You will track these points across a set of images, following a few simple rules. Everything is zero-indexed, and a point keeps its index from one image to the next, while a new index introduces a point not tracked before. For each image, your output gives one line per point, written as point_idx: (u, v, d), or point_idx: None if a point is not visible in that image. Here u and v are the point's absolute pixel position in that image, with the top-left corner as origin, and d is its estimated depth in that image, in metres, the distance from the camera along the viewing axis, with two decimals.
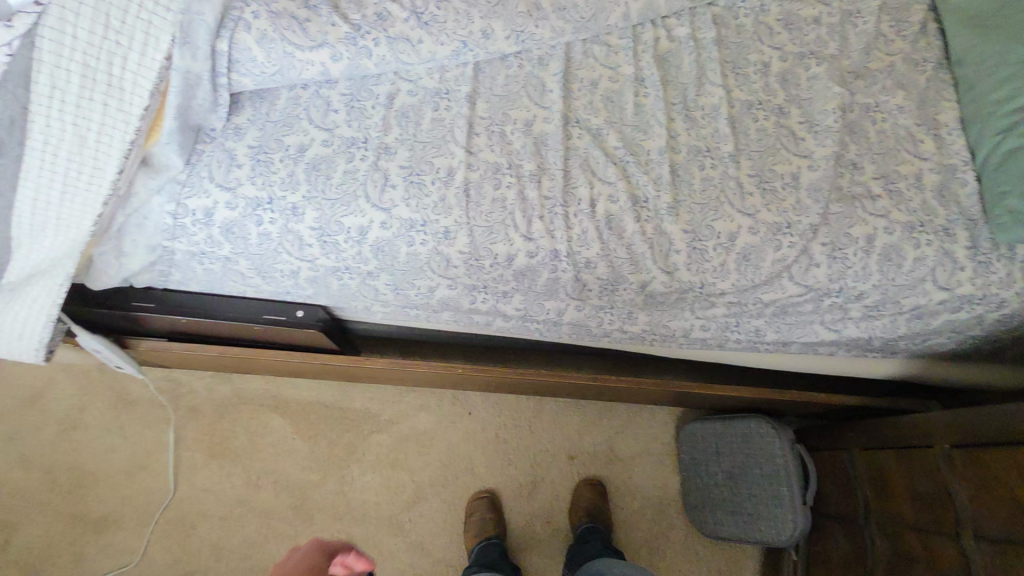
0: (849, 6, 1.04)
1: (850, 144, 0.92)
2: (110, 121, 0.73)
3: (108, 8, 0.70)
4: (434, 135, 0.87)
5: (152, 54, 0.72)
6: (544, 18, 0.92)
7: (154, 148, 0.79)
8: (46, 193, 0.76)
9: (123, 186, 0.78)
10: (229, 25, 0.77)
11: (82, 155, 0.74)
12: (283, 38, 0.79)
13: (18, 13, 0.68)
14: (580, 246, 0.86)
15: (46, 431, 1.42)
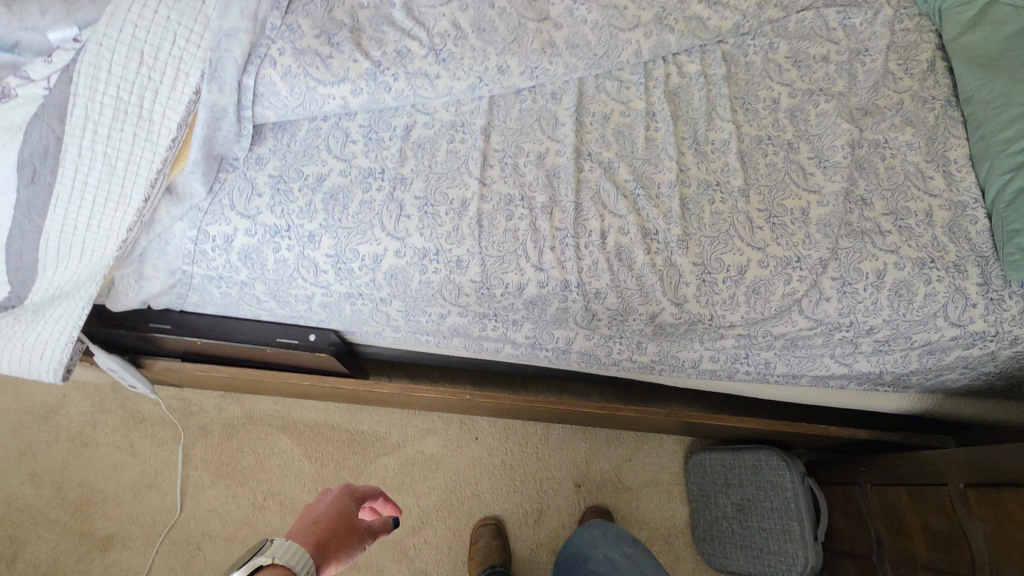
0: (857, 45, 1.07)
1: (859, 180, 0.93)
2: (139, 151, 0.76)
3: (142, 45, 0.73)
4: (448, 167, 0.89)
5: (181, 88, 0.75)
6: (558, 54, 0.94)
7: (179, 176, 0.82)
8: (74, 219, 0.78)
9: (147, 213, 0.81)
10: (254, 61, 0.80)
11: (111, 183, 0.76)
12: (306, 73, 0.82)
13: (58, 50, 0.73)
14: (590, 276, 0.87)
15: (58, 447, 1.44)
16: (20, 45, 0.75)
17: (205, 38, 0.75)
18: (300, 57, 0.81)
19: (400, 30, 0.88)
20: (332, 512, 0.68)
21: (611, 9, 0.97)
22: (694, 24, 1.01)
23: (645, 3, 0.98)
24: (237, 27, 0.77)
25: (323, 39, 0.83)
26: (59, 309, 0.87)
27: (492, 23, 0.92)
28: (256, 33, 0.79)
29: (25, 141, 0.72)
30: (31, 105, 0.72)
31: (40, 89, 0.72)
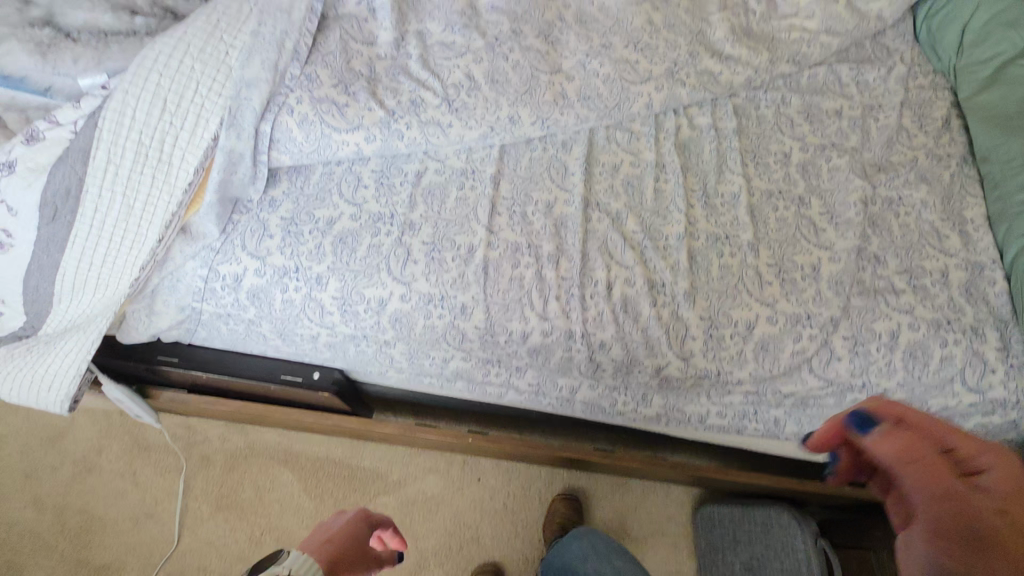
0: (870, 102, 1.07)
1: (873, 237, 0.92)
2: (156, 193, 0.78)
3: (166, 94, 0.76)
4: (457, 214, 0.90)
5: (201, 134, 0.78)
6: (570, 106, 0.96)
7: (194, 218, 0.84)
8: (89, 256, 0.80)
9: (160, 252, 0.82)
10: (272, 109, 0.82)
11: (127, 223, 0.78)
12: (322, 121, 0.84)
13: (87, 95, 0.76)
14: (595, 327, 0.86)
15: (63, 472, 1.44)
16: (53, 89, 0.79)
17: (227, 88, 0.78)
18: (317, 105, 0.83)
19: (415, 80, 0.90)
20: (348, 532, 0.73)
21: (623, 63, 0.99)
22: (706, 78, 1.02)
23: (657, 58, 1.00)
24: (257, 77, 0.80)
25: (340, 88, 0.85)
26: (68, 343, 0.88)
27: (506, 74, 0.94)
28: (275, 82, 0.81)
29: (47, 182, 0.75)
30: (58, 147, 0.75)
31: (67, 132, 0.75)
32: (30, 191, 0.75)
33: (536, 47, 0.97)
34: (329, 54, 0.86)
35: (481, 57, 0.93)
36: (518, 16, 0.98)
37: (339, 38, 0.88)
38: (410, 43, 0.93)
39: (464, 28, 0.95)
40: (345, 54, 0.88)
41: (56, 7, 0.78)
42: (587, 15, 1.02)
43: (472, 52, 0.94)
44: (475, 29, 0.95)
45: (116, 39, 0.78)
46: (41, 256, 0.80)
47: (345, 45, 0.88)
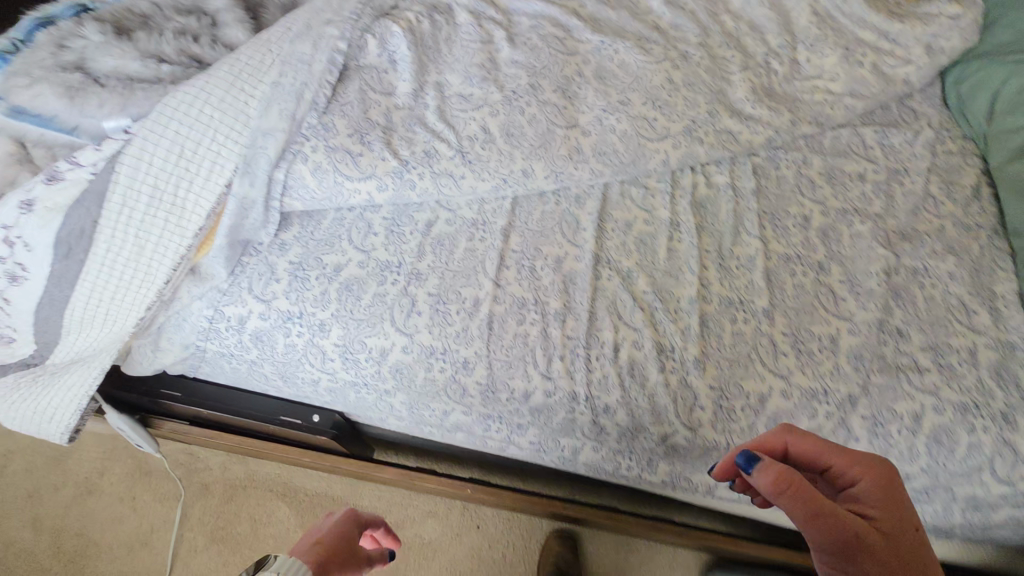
0: (895, 166, 1.04)
1: (896, 309, 0.88)
2: (169, 236, 0.79)
3: (184, 141, 0.77)
4: (465, 265, 0.89)
5: (215, 181, 0.79)
6: (585, 161, 0.95)
7: (203, 259, 0.85)
8: (97, 294, 0.80)
9: (168, 292, 0.83)
10: (287, 157, 0.83)
11: (138, 263, 0.80)
12: (335, 169, 0.84)
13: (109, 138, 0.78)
14: (600, 390, 0.83)
15: (64, 492, 1.44)
16: (79, 128, 0.81)
17: (244, 136, 0.80)
18: (330, 154, 0.84)
19: (431, 131, 0.91)
20: (336, 533, 0.73)
21: (640, 120, 0.98)
22: (725, 137, 1.01)
23: (675, 116, 0.99)
24: (274, 125, 0.81)
25: (355, 138, 0.86)
26: (73, 377, 0.89)
27: (522, 128, 0.94)
28: (292, 131, 0.83)
29: (65, 222, 0.76)
30: (78, 188, 0.76)
31: (88, 173, 0.77)
32: (47, 230, 0.76)
33: (553, 101, 0.97)
34: (347, 104, 0.88)
35: (498, 110, 0.94)
36: (537, 70, 0.99)
37: (358, 88, 0.90)
38: (428, 95, 0.94)
39: (483, 80, 0.96)
40: (363, 104, 0.89)
41: (88, 53, 0.81)
42: (606, 71, 1.02)
43: (489, 104, 0.94)
44: (492, 82, 0.96)
45: (141, 85, 0.80)
46: (53, 293, 0.80)
47: (363, 95, 0.89)
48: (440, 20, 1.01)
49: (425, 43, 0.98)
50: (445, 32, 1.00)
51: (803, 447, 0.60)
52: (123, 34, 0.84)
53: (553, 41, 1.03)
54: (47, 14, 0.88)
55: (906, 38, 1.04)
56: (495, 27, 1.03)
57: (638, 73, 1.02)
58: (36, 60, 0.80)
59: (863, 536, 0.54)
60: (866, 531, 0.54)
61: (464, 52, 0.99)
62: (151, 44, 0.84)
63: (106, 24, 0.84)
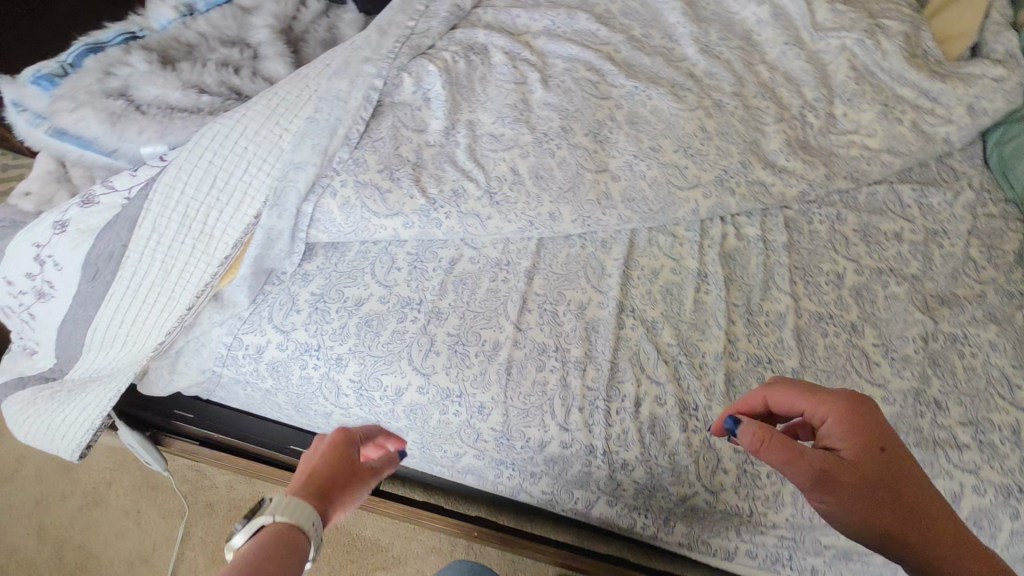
0: (933, 226, 1.01)
1: (933, 378, 0.84)
2: (194, 263, 0.79)
3: (217, 171, 0.78)
4: (486, 306, 0.88)
5: (244, 212, 0.80)
6: (613, 206, 0.94)
7: (227, 286, 0.84)
8: (120, 316, 0.81)
9: (189, 317, 0.83)
10: (317, 190, 0.83)
11: (162, 288, 0.80)
12: (363, 204, 0.84)
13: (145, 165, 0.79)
14: (619, 446, 0.80)
15: (71, 502, 1.44)
16: (118, 152, 0.83)
17: (276, 169, 0.80)
18: (361, 190, 0.84)
19: (460, 171, 0.91)
20: (332, 458, 0.61)
21: (671, 168, 0.97)
22: (757, 189, 0.99)
23: (707, 165, 0.98)
24: (307, 158, 0.82)
25: (384, 174, 0.86)
26: (88, 396, 0.88)
27: (551, 171, 0.93)
28: (324, 165, 0.83)
29: (94, 244, 0.77)
30: (111, 212, 0.77)
31: (121, 198, 0.78)
32: (77, 251, 0.77)
33: (584, 145, 0.96)
34: (379, 140, 0.88)
35: (528, 152, 0.93)
36: (569, 114, 0.98)
37: (390, 124, 0.90)
38: (459, 133, 0.94)
39: (514, 121, 0.96)
40: (395, 140, 0.89)
41: (132, 80, 0.83)
42: (638, 117, 1.01)
43: (519, 146, 0.94)
44: (524, 123, 0.96)
45: (180, 115, 0.81)
46: (75, 312, 0.81)
47: (395, 131, 0.90)
48: (475, 59, 1.01)
49: (459, 82, 0.98)
50: (479, 71, 1.01)
51: (778, 397, 0.65)
52: (167, 64, 0.87)
53: (585, 85, 1.03)
54: (97, 42, 0.90)
55: (948, 97, 1.02)
56: (529, 68, 1.03)
57: (670, 120, 1.01)
58: (82, 85, 0.82)
59: (835, 466, 0.60)
60: (837, 464, 0.60)
61: (497, 92, 0.99)
62: (199, 75, 0.85)
63: (153, 54, 0.87)
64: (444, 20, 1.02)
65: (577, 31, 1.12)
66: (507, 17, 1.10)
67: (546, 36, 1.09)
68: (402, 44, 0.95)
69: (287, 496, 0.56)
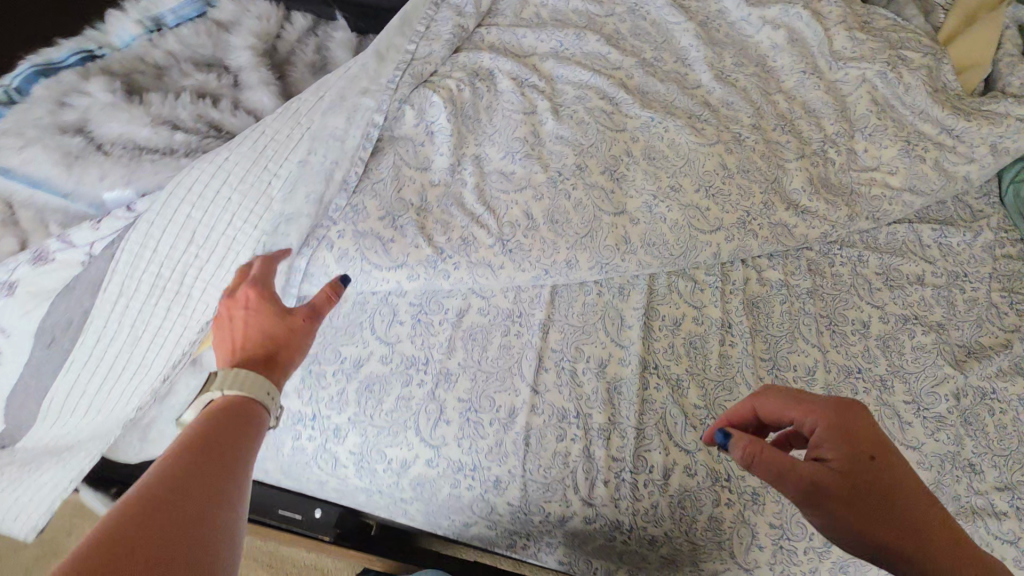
0: (954, 268, 0.98)
1: (966, 439, 0.81)
2: (168, 327, 0.69)
3: (195, 227, 0.68)
4: (499, 365, 0.81)
5: (227, 269, 0.69)
6: (632, 252, 0.87)
7: (208, 350, 0.74)
8: (82, 386, 0.70)
9: (165, 386, 0.73)
10: (311, 242, 0.74)
11: (132, 354, 0.70)
12: (363, 256, 0.75)
13: (108, 216, 0.66)
14: (647, 521, 0.75)
15: (26, 551, 1.30)
16: (74, 194, 0.69)
17: (265, 221, 0.71)
18: (362, 242, 0.75)
19: (469, 215, 0.82)
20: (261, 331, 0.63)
21: (692, 209, 0.91)
22: (780, 232, 0.94)
23: (729, 206, 0.92)
24: (301, 209, 0.73)
25: (387, 223, 0.77)
26: (42, 476, 0.77)
27: (567, 213, 0.86)
28: (317, 215, 0.74)
29: (50, 310, 0.66)
30: (71, 272, 0.66)
31: (81, 254, 0.66)
32: (28, 319, 0.65)
33: (600, 184, 0.89)
34: (380, 183, 0.79)
35: (541, 193, 0.86)
36: (583, 149, 0.91)
37: (392, 163, 0.81)
38: (466, 172, 0.86)
39: (526, 157, 0.88)
40: (398, 182, 0.80)
41: (92, 113, 0.73)
42: (655, 151, 0.94)
43: (532, 186, 0.86)
44: (535, 160, 0.88)
45: (149, 155, 0.72)
46: (26, 387, 0.69)
47: (398, 171, 0.81)
48: (480, 86, 0.93)
49: (465, 112, 0.90)
50: (485, 100, 0.92)
51: (765, 407, 0.63)
52: (133, 95, 0.76)
53: (599, 115, 0.95)
54: (47, 61, 0.76)
55: (971, 135, 0.98)
56: (538, 96, 0.95)
57: (689, 155, 0.94)
58: (29, 118, 0.70)
59: (825, 475, 0.57)
60: (829, 475, 0.57)
61: (505, 124, 0.91)
62: (171, 108, 0.75)
63: (115, 81, 0.76)
64: (446, 41, 0.92)
65: (586, 53, 1.04)
66: (512, 36, 1.01)
67: (554, 59, 1.01)
68: (403, 73, 0.85)
69: (231, 369, 0.58)
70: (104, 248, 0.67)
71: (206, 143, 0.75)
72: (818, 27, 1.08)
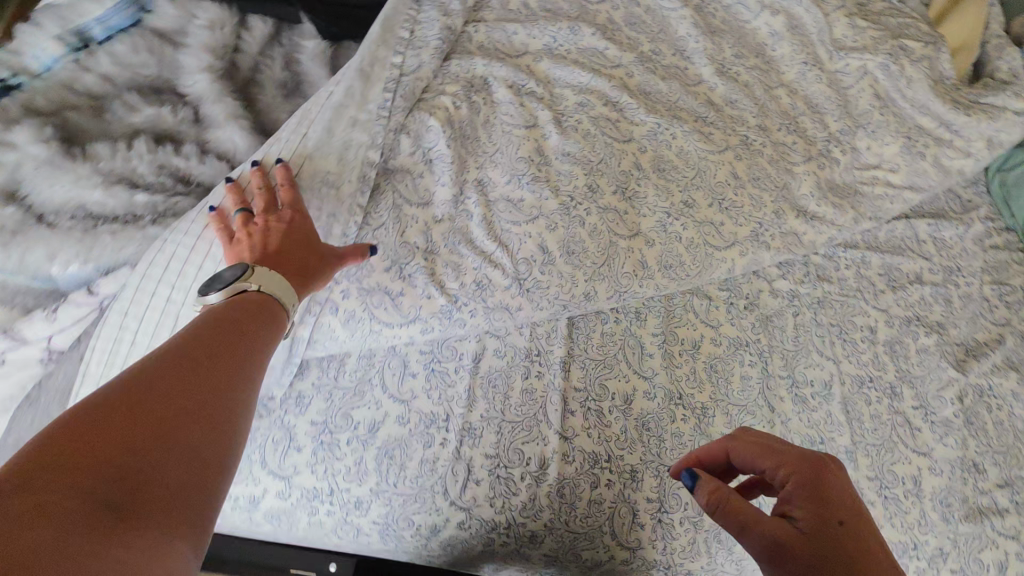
0: (949, 263, 1.00)
1: (970, 440, 0.85)
2: None
3: (176, 310, 0.59)
4: (524, 413, 0.77)
5: None
6: (650, 276, 0.83)
7: None
8: None
9: None
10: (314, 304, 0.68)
11: None
12: (371, 316, 0.69)
13: (66, 303, 0.58)
14: (686, 558, 0.75)
15: None
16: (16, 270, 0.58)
17: None
18: (371, 299, 0.69)
19: (481, 252, 0.76)
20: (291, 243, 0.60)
21: (705, 226, 0.87)
22: (792, 240, 0.91)
23: (743, 220, 0.88)
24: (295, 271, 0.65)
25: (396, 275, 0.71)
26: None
27: (582, 242, 0.80)
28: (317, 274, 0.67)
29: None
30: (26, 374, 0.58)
31: (38, 350, 0.58)
32: None
33: (612, 205, 0.83)
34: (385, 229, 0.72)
35: (554, 221, 0.79)
36: (591, 168, 0.84)
37: (392, 203, 0.73)
38: (472, 200, 0.78)
39: (534, 180, 0.81)
40: (401, 225, 0.72)
41: (26, 175, 0.61)
42: (664, 163, 0.89)
43: (543, 214, 0.79)
44: (543, 183, 0.81)
45: (107, 226, 0.61)
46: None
47: (398, 213, 0.73)
48: (477, 100, 0.84)
49: (461, 132, 0.81)
50: (482, 116, 0.83)
51: (738, 453, 0.59)
52: (76, 147, 0.64)
53: (603, 125, 0.88)
54: None
55: (970, 129, 0.98)
56: (538, 106, 0.86)
57: (699, 166, 0.90)
58: None
59: (788, 536, 0.53)
60: (793, 533, 0.53)
61: (507, 142, 0.82)
62: (127, 162, 0.64)
63: (48, 130, 0.64)
64: (434, 52, 0.83)
65: (581, 50, 0.95)
66: (500, 36, 0.92)
67: (548, 59, 0.92)
68: (394, 95, 0.77)
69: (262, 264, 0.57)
70: (66, 342, 0.59)
71: (173, 202, 0.64)
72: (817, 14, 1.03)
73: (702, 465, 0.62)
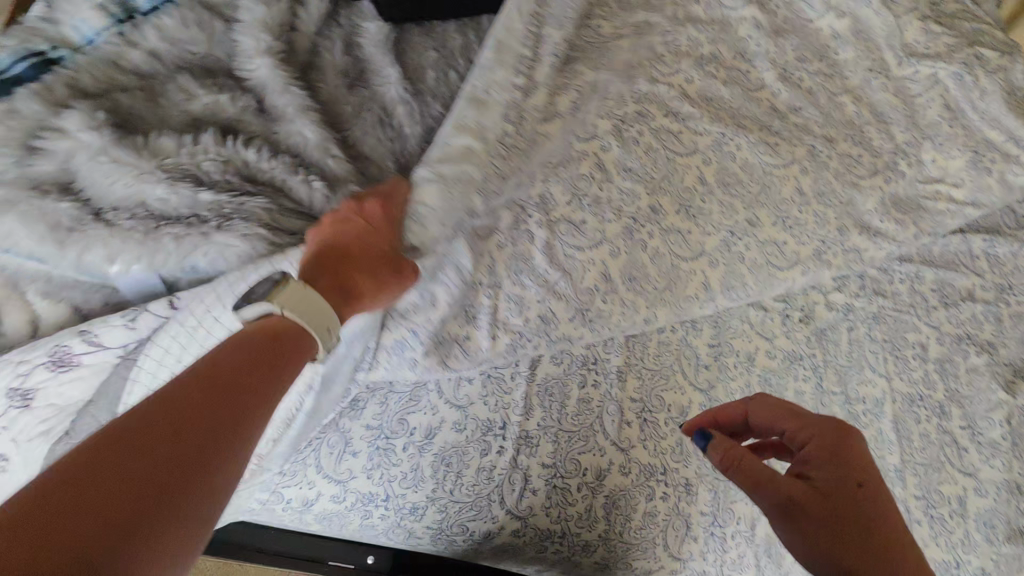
0: (1002, 281, 0.98)
1: (1016, 463, 0.86)
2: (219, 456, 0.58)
3: None
4: (581, 423, 0.75)
5: None
6: (712, 300, 0.81)
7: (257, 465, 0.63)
8: None
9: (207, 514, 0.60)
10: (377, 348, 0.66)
11: None
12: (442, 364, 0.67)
13: (141, 311, 0.57)
14: (734, 570, 0.76)
15: None
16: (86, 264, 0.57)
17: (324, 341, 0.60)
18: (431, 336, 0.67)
19: (545, 268, 0.73)
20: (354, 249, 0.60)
21: (767, 239, 0.84)
22: (851, 257, 0.88)
23: (806, 235, 0.86)
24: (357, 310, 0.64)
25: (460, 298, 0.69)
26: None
27: (646, 253, 0.78)
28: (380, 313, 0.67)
29: (73, 425, 0.58)
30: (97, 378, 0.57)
31: (111, 355, 0.58)
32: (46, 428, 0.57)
33: (675, 220, 0.81)
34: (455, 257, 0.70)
35: (620, 237, 0.77)
36: (656, 176, 0.82)
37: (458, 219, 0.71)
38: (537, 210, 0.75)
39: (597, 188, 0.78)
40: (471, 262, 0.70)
41: (84, 166, 0.59)
42: (728, 172, 0.86)
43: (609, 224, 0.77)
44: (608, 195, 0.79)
45: (170, 227, 0.58)
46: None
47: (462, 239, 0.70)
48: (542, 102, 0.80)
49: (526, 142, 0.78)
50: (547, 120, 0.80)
51: (756, 411, 0.57)
52: (142, 142, 0.61)
53: (668, 130, 0.84)
54: None
55: None
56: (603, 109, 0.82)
57: (763, 178, 0.87)
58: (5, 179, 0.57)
59: (804, 494, 0.51)
60: (809, 492, 0.51)
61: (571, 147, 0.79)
62: (192, 157, 0.62)
63: (105, 117, 0.61)
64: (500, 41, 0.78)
65: (645, 44, 0.90)
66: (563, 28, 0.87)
67: (612, 57, 0.88)
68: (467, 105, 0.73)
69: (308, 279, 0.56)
70: (139, 348, 0.58)
71: (240, 202, 0.61)
72: (886, 20, 0.99)
73: (715, 424, 0.60)
